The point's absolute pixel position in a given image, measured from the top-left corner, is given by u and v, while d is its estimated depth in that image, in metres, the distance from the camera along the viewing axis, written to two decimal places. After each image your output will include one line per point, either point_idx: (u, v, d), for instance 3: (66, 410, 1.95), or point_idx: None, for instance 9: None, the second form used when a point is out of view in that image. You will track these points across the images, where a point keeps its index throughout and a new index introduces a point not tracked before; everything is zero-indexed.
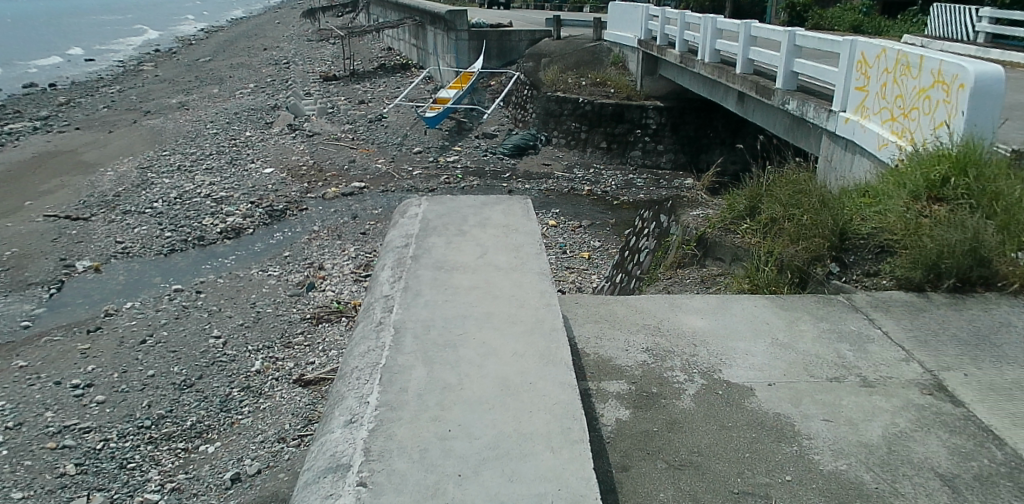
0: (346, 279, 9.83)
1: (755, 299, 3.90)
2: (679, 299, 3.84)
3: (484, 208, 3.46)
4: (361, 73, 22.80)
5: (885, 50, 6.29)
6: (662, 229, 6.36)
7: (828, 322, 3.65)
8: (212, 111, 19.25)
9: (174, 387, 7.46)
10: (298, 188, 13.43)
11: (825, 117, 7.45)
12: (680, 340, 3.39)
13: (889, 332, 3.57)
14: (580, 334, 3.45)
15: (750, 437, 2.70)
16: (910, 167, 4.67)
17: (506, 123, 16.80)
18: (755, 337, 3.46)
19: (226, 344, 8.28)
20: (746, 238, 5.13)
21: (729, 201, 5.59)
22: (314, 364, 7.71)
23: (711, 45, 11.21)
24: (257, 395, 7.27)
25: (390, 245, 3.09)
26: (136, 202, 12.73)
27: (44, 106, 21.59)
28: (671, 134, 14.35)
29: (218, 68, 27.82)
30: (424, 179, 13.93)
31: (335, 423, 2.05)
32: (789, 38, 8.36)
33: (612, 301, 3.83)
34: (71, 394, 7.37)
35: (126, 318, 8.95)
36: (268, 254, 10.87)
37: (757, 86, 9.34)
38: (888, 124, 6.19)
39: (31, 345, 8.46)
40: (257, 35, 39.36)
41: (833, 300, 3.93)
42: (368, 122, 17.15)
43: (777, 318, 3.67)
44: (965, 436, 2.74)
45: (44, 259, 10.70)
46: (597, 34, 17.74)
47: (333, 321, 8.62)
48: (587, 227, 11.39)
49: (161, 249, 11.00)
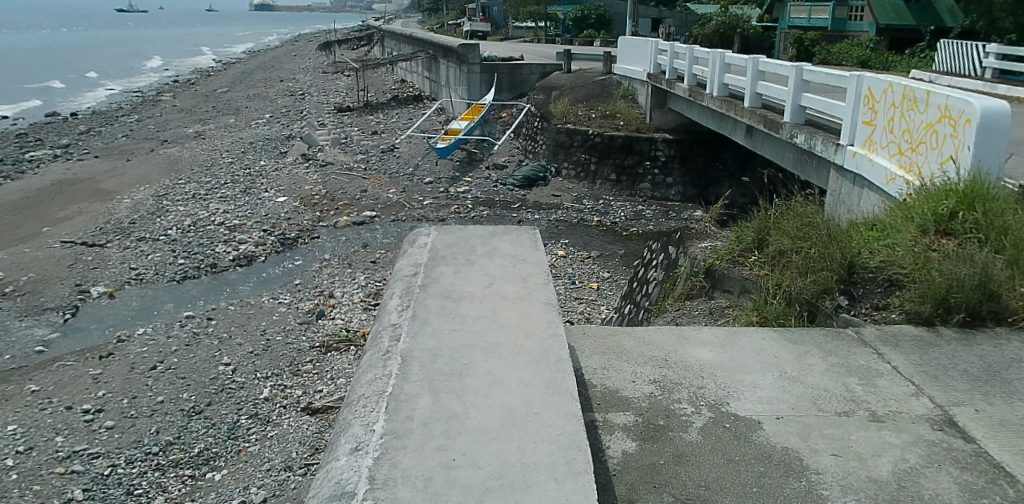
0: (355, 307, 9.87)
1: (763, 332, 3.89)
2: (687, 331, 3.84)
3: (493, 237, 3.47)
4: (375, 104, 23.16)
5: (891, 85, 6.33)
6: (670, 261, 6.34)
7: (837, 356, 3.63)
8: (227, 141, 19.53)
9: (182, 413, 7.47)
10: (310, 217, 13.56)
11: (833, 150, 7.48)
12: (687, 372, 3.39)
13: (898, 367, 3.54)
14: (586, 365, 3.45)
15: (758, 471, 2.69)
16: (919, 202, 4.70)
17: (516, 154, 16.98)
18: (763, 370, 3.45)
19: (235, 371, 8.31)
20: (755, 270, 5.10)
21: (736, 234, 5.58)
22: (322, 392, 7.71)
23: (720, 79, 11.31)
24: (265, 423, 7.27)
25: (399, 274, 3.10)
26: (151, 229, 12.88)
27: (64, 135, 22.00)
28: (680, 166, 14.41)
29: (235, 98, 28.30)
30: (434, 209, 14.04)
31: (340, 451, 2.05)
32: (797, 73, 8.44)
33: (619, 331, 3.83)
34: (80, 419, 7.40)
35: (138, 345, 8.99)
36: (279, 282, 10.95)
37: (765, 120, 9.41)
38: (896, 158, 6.22)
39: (44, 370, 8.51)
40: (274, 67, 40.14)
41: (842, 334, 3.91)
42: (380, 153, 17.36)
43: (785, 352, 3.65)
44: (976, 472, 2.71)
45: (59, 285, 10.81)
46: (606, 67, 17.96)
47: (341, 350, 8.63)
48: (596, 258, 11.42)
49: (173, 276, 11.10)
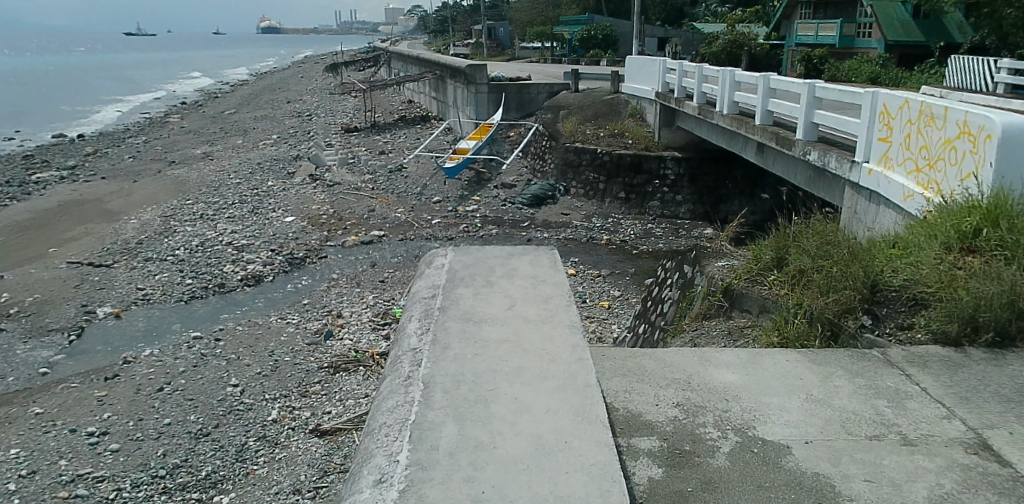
0: (364, 327, 9.81)
1: (787, 353, 3.80)
2: (708, 352, 3.75)
3: (511, 258, 3.36)
4: (382, 125, 23.28)
5: (907, 101, 6.31)
6: (686, 280, 6.21)
7: (864, 378, 3.54)
8: (235, 162, 19.62)
9: (189, 436, 7.41)
10: (318, 237, 13.57)
11: (848, 167, 7.44)
12: (712, 395, 3.31)
13: (927, 388, 3.45)
14: (608, 388, 3.37)
15: (789, 499, 2.60)
16: (941, 219, 4.66)
17: (525, 173, 17.00)
18: (788, 393, 3.35)
19: (242, 393, 8.24)
20: (774, 289, 4.98)
21: (754, 252, 5.45)
22: (330, 414, 7.64)
23: (730, 96, 11.30)
24: (273, 445, 7.21)
25: (417, 296, 3.01)
26: (159, 250, 12.91)
27: (72, 156, 22.14)
28: (690, 184, 14.37)
29: (243, 120, 28.50)
30: (442, 228, 14.04)
31: (364, 482, 1.98)
32: (808, 90, 8.42)
33: (639, 353, 3.75)
34: (86, 442, 7.34)
35: (144, 366, 8.96)
36: (287, 302, 10.92)
37: (777, 137, 9.38)
38: (913, 175, 6.20)
39: (49, 392, 8.48)
40: (281, 88, 40.45)
41: (867, 354, 3.82)
42: (388, 173, 17.39)
43: (811, 374, 3.55)
44: (1015, 498, 2.61)
45: (66, 306, 10.81)
46: (614, 87, 18.00)
47: (350, 371, 8.56)
48: (606, 276, 11.36)
49: (181, 296, 11.10)
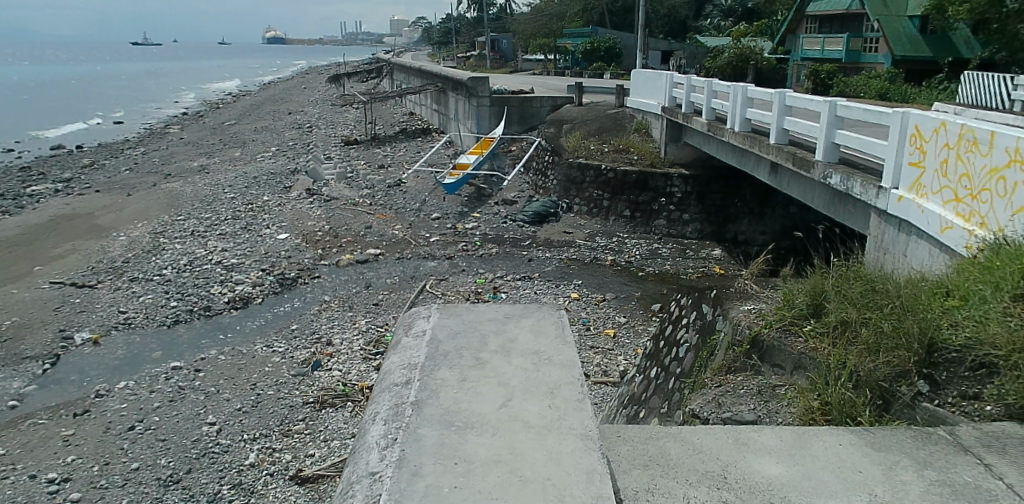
0: (354, 356, 9.16)
1: (837, 433, 3.16)
2: (746, 434, 3.11)
3: (508, 323, 2.66)
4: (382, 137, 22.73)
5: (944, 123, 5.69)
6: (706, 323, 5.57)
7: (934, 470, 2.91)
8: (230, 175, 19.04)
9: (158, 483, 6.76)
10: (311, 255, 12.95)
11: (875, 193, 6.82)
12: (753, 497, 2.68)
13: (1013, 486, 2.83)
14: (624, 484, 2.78)
15: None
16: (1004, 263, 4.03)
17: (526, 189, 16.42)
18: (848, 493, 2.71)
19: (219, 432, 7.59)
20: (811, 342, 4.35)
21: (784, 296, 4.85)
22: (313, 457, 7.00)
23: (742, 113, 10.69)
24: (248, 494, 6.55)
25: (387, 382, 2.35)
26: (145, 269, 12.30)
27: (67, 168, 21.60)
28: (697, 202, 13.73)
29: (243, 132, 27.98)
30: (441, 247, 13.43)
31: None
32: (830, 109, 7.80)
33: (663, 432, 3.12)
34: (45, 490, 6.70)
35: (118, 400, 8.31)
36: (274, 328, 10.28)
37: (794, 157, 8.75)
38: (951, 204, 5.59)
39: (13, 429, 7.84)
40: (284, 99, 40.04)
41: (933, 436, 3.19)
42: (387, 188, 16.80)
43: (871, 465, 2.92)
44: None
45: (42, 330, 10.18)
46: (619, 100, 17.40)
47: (337, 407, 7.91)
48: (611, 301, 10.73)
49: (164, 320, 10.47)
